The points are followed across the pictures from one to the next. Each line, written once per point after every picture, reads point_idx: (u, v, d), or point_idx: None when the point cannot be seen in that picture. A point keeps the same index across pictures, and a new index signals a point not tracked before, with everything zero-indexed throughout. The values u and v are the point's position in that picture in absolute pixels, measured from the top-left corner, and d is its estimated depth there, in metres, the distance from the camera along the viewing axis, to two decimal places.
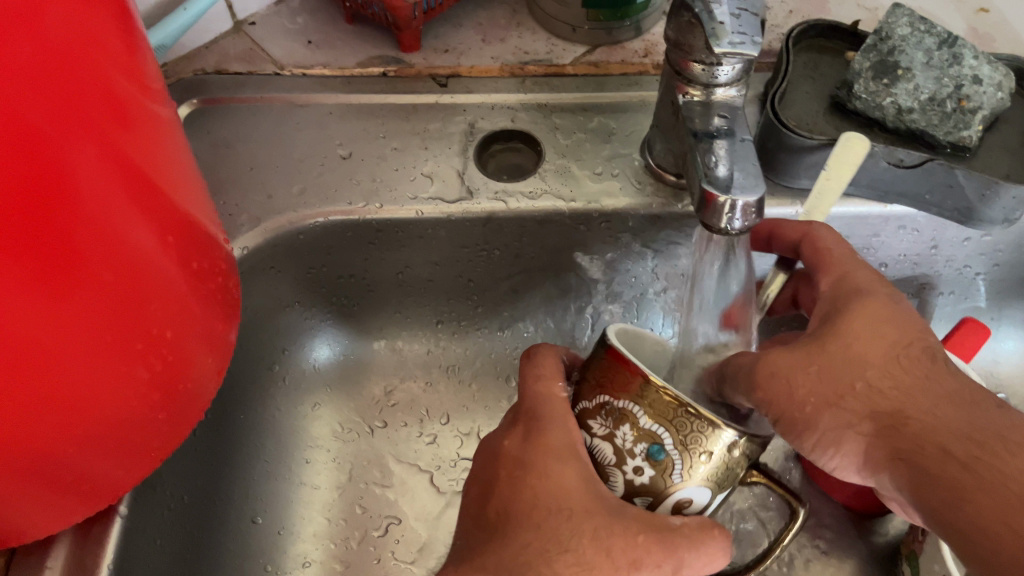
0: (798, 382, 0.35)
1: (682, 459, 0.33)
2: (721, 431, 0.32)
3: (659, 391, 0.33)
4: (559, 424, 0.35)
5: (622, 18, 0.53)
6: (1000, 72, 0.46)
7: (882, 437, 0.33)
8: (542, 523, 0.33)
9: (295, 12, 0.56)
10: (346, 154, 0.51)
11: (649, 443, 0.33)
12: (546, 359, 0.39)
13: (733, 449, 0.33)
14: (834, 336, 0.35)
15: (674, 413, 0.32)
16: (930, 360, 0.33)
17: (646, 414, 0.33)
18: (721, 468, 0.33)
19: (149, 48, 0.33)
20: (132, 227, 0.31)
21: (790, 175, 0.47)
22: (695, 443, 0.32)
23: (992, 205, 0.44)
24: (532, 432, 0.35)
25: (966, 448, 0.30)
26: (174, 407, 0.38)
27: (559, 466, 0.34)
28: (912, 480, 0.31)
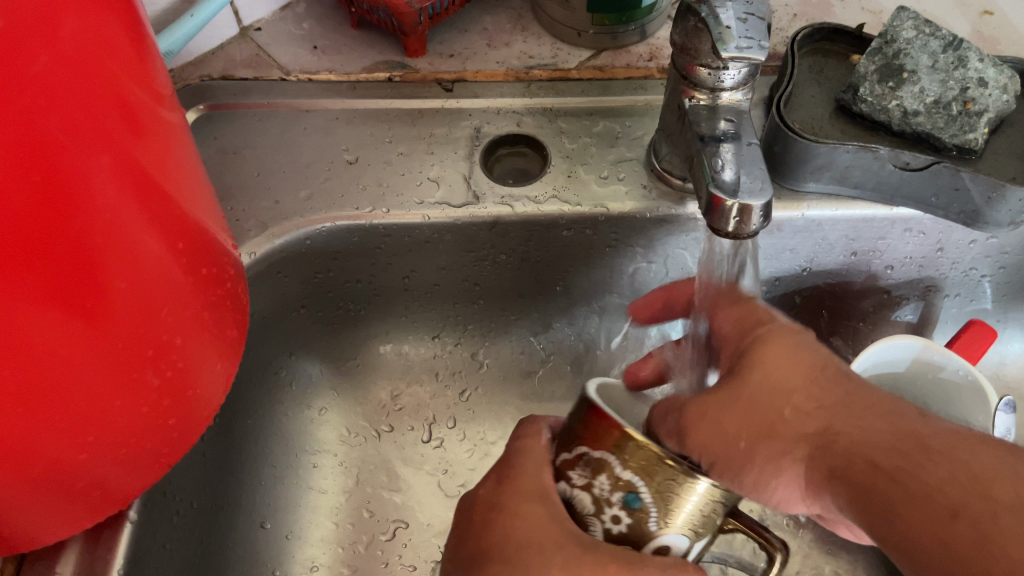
0: (723, 418, 0.34)
1: (658, 506, 0.32)
2: (697, 481, 0.32)
3: (636, 443, 0.32)
4: (534, 471, 0.36)
5: (627, 22, 0.53)
6: (1005, 75, 0.45)
7: (815, 460, 0.32)
8: (512, 556, 0.34)
9: (301, 17, 0.56)
10: (353, 159, 0.51)
11: (626, 493, 0.33)
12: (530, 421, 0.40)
13: (711, 498, 0.32)
14: (754, 369, 0.35)
15: (650, 464, 0.32)
16: (845, 378, 0.34)
17: (622, 465, 0.32)
18: (701, 514, 0.33)
19: (159, 57, 0.33)
20: (143, 234, 0.32)
21: (796, 179, 0.47)
22: (670, 492, 0.32)
23: (999, 208, 0.44)
24: (506, 477, 0.37)
25: (890, 458, 0.29)
26: (184, 414, 0.39)
27: (529, 506, 0.35)
28: (852, 501, 0.30)
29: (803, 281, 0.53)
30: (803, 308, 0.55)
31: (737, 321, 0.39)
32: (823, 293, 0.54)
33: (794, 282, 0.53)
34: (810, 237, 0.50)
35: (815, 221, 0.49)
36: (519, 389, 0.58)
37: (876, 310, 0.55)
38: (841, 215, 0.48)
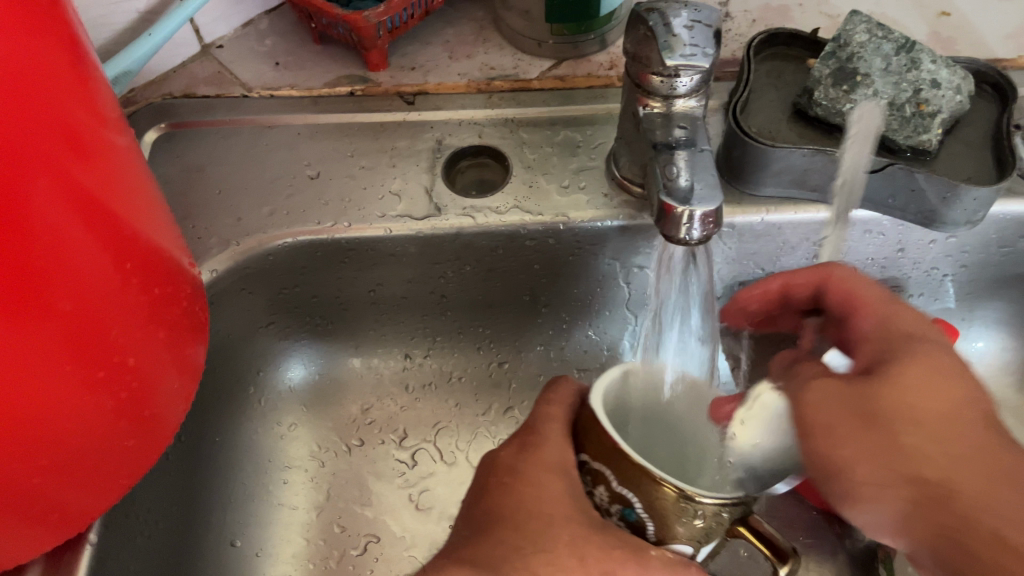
0: (838, 426, 0.34)
1: (653, 521, 0.34)
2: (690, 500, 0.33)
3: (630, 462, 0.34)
4: (558, 446, 0.37)
5: (586, 31, 0.53)
6: (958, 76, 0.46)
7: (923, 505, 0.31)
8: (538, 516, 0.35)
9: (263, 34, 0.56)
10: (315, 174, 0.51)
11: (622, 505, 0.34)
12: (562, 389, 0.40)
13: (708, 515, 0.33)
14: (886, 384, 0.34)
15: (642, 482, 0.33)
16: (982, 428, 0.32)
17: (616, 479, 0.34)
18: (703, 527, 0.34)
19: (102, 79, 0.33)
20: (89, 255, 0.31)
21: (755, 183, 0.47)
22: (661, 509, 0.33)
23: (954, 207, 0.44)
24: (530, 445, 0.37)
25: (1017, 538, 0.28)
26: (141, 434, 0.38)
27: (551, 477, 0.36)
28: (955, 560, 0.30)
29: None
30: None
31: (879, 329, 0.38)
32: None
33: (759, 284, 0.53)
34: (772, 241, 0.50)
35: (776, 225, 0.49)
36: (489, 398, 0.58)
37: None
38: (801, 218, 0.48)
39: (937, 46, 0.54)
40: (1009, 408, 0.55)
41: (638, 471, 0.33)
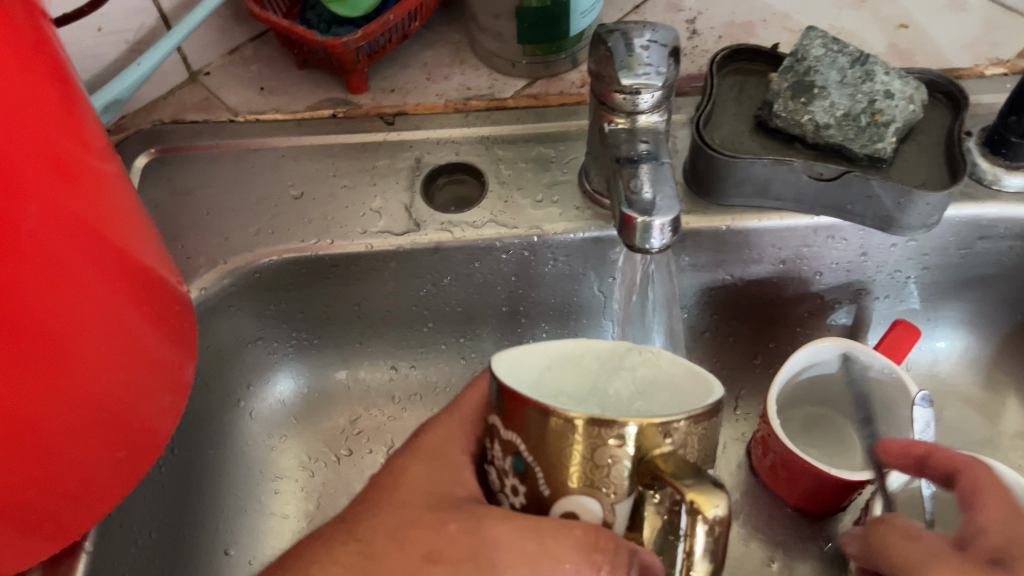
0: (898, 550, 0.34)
1: (544, 470, 0.28)
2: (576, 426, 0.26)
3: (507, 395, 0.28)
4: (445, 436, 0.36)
5: (557, 51, 0.55)
6: (911, 86, 0.48)
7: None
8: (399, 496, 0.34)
9: (249, 60, 0.59)
10: (299, 194, 0.53)
11: (513, 455, 0.29)
12: (471, 393, 0.38)
13: (608, 450, 0.27)
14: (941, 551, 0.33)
15: (525, 420, 0.28)
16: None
17: (502, 423, 0.29)
18: (611, 471, 0.27)
19: (88, 110, 0.35)
20: (78, 276, 0.33)
21: (719, 193, 0.49)
22: (548, 448, 0.27)
23: (909, 212, 0.46)
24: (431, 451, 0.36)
25: None
26: (132, 445, 0.40)
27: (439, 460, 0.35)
28: None
29: (738, 290, 0.55)
30: (740, 316, 0.57)
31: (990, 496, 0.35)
32: (759, 301, 0.56)
33: (730, 290, 0.55)
34: (739, 248, 0.52)
35: (742, 233, 0.51)
36: None
37: (812, 315, 0.57)
38: (766, 226, 0.50)
39: (896, 58, 0.56)
40: (975, 404, 0.56)
41: (516, 402, 0.28)
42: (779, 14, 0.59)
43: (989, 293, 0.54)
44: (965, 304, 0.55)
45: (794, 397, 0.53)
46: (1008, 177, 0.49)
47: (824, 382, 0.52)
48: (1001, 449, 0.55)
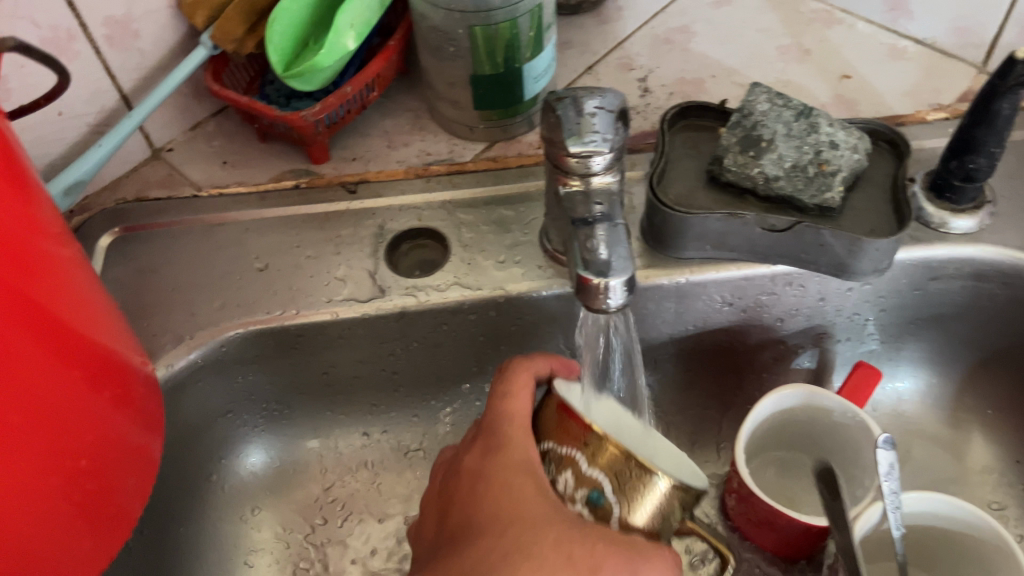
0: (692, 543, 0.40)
1: (623, 507, 0.36)
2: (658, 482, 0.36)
3: (607, 446, 0.36)
4: (524, 448, 0.39)
5: (513, 115, 0.57)
6: (854, 137, 0.50)
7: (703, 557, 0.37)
8: (507, 531, 0.36)
9: (211, 135, 0.60)
10: (263, 267, 0.53)
11: (591, 491, 0.37)
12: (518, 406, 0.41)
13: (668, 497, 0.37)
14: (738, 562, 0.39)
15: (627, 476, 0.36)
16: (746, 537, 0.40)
17: (593, 468, 0.36)
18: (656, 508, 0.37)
19: (44, 201, 0.36)
20: (39, 366, 0.34)
21: (677, 247, 0.50)
22: (632, 490, 0.36)
23: (861, 258, 0.48)
24: (494, 450, 0.39)
25: None
26: (99, 532, 0.40)
27: (517, 479, 0.38)
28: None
29: (703, 339, 0.56)
30: (706, 367, 0.58)
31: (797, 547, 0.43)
32: (725, 348, 0.57)
33: (693, 340, 0.56)
34: (700, 299, 0.53)
35: (700, 284, 0.52)
36: None
37: (777, 361, 0.58)
38: (724, 276, 0.51)
39: (842, 107, 0.58)
40: (942, 442, 0.57)
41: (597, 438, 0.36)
42: (728, 69, 0.61)
43: (946, 332, 0.55)
44: (924, 344, 0.56)
45: (766, 441, 0.53)
46: (956, 220, 0.51)
47: (790, 426, 0.53)
48: (970, 486, 0.55)
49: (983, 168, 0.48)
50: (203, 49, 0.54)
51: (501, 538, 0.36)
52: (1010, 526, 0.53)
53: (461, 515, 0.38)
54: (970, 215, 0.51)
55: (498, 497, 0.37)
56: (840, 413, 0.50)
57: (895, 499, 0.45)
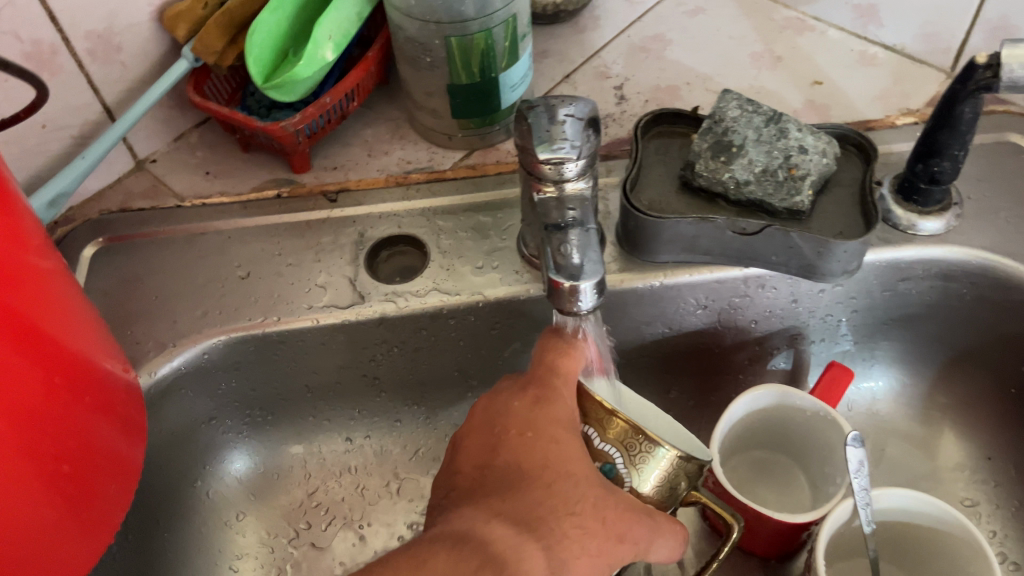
0: None
1: (632, 477, 0.38)
2: (663, 450, 0.38)
3: (618, 421, 0.38)
4: (569, 404, 0.39)
5: (491, 123, 0.58)
6: (823, 141, 0.50)
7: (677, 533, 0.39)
8: (551, 483, 0.36)
9: (194, 146, 0.60)
10: (245, 274, 0.54)
11: (603, 462, 0.39)
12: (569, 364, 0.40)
13: (673, 468, 0.38)
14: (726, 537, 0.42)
15: (633, 441, 0.38)
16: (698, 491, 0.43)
17: (612, 444, 0.38)
18: (666, 475, 0.38)
19: (25, 213, 0.37)
20: (21, 374, 0.34)
21: (652, 251, 0.51)
22: (641, 459, 0.38)
23: (830, 260, 0.49)
24: (542, 399, 0.39)
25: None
26: (83, 536, 0.41)
27: (565, 435, 0.38)
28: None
29: (680, 341, 0.57)
30: (683, 369, 0.59)
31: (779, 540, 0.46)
32: (702, 350, 0.58)
33: (670, 343, 0.57)
34: (675, 302, 0.54)
35: (674, 287, 0.53)
36: (428, 470, 0.60)
37: (753, 362, 0.59)
38: (697, 279, 0.52)
39: (813, 113, 0.59)
40: (915, 441, 0.58)
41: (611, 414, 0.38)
42: (702, 76, 0.62)
43: (918, 332, 0.56)
44: (896, 344, 0.57)
45: (744, 439, 0.54)
46: (923, 222, 0.52)
47: (766, 425, 0.54)
48: (943, 483, 0.56)
49: (947, 171, 0.49)
50: (184, 61, 0.55)
51: (545, 488, 0.36)
52: (982, 522, 0.54)
53: (500, 456, 0.38)
54: (936, 217, 0.52)
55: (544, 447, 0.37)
56: (809, 412, 0.51)
57: (864, 495, 0.47)
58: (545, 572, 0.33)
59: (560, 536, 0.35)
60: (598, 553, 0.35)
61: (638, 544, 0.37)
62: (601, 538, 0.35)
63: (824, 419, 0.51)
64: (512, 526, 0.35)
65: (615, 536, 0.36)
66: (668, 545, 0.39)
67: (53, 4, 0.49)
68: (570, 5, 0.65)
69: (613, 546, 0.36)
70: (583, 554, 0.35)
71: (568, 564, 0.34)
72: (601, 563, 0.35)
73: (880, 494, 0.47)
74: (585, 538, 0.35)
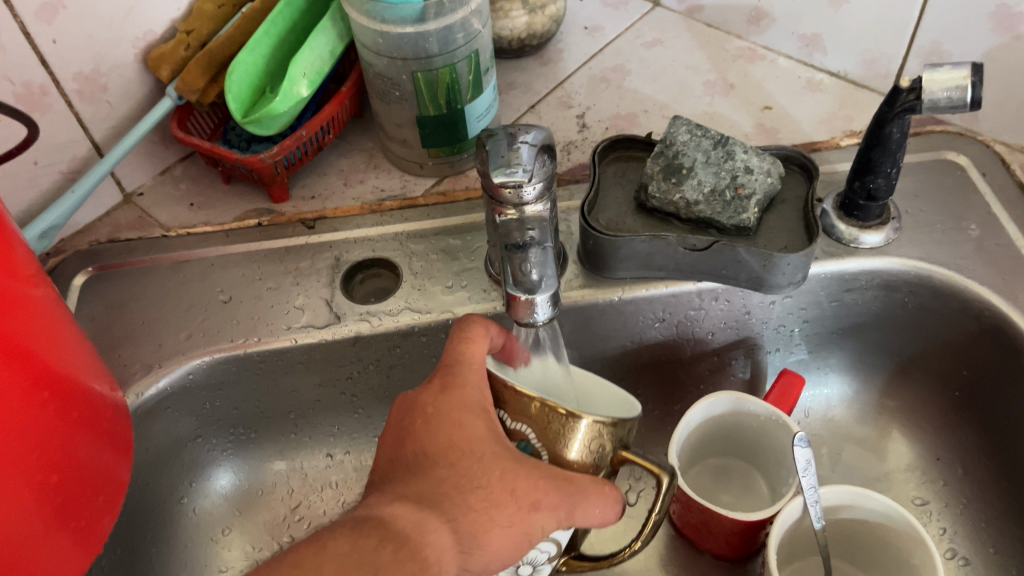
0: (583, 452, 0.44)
1: (548, 448, 0.39)
2: (573, 418, 0.37)
3: (533, 400, 0.38)
4: (479, 387, 0.39)
5: (459, 152, 0.61)
6: (767, 162, 0.54)
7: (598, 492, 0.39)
8: (457, 462, 0.38)
9: (179, 180, 0.64)
10: (227, 298, 0.57)
11: (520, 441, 0.39)
12: (474, 348, 0.41)
13: (592, 435, 0.38)
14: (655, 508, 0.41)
15: (546, 417, 0.38)
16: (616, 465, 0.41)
17: (529, 425, 0.39)
18: (588, 442, 0.38)
19: (17, 244, 0.40)
20: (11, 391, 0.37)
21: (610, 267, 0.54)
22: (557, 432, 0.38)
23: (775, 272, 0.52)
24: (450, 385, 0.40)
25: None
26: (69, 545, 0.43)
27: (471, 417, 0.38)
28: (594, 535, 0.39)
29: (642, 353, 0.60)
30: (645, 380, 0.62)
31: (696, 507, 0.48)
32: (664, 361, 0.61)
33: (631, 355, 0.60)
34: (634, 316, 0.57)
35: (633, 302, 0.56)
36: None
37: (713, 372, 0.62)
38: (654, 294, 0.56)
39: (763, 136, 0.63)
40: (867, 444, 0.61)
41: (521, 395, 0.38)
42: (659, 104, 0.66)
43: (866, 340, 0.59)
44: (846, 351, 0.60)
45: (702, 441, 0.57)
46: (864, 235, 0.55)
47: (723, 428, 0.56)
48: (895, 484, 0.59)
49: (882, 187, 0.53)
50: (168, 99, 0.59)
51: (452, 470, 0.38)
52: (933, 519, 0.56)
53: (407, 445, 0.40)
54: (877, 230, 0.55)
55: (448, 427, 0.38)
56: (758, 414, 0.54)
57: (813, 493, 0.49)
58: (451, 547, 0.36)
59: (466, 511, 0.37)
60: (511, 524, 0.37)
61: (559, 510, 0.37)
62: (512, 509, 0.37)
63: (773, 420, 0.53)
64: (416, 504, 0.37)
65: (528, 504, 0.37)
66: (599, 510, 0.38)
67: (43, 48, 0.52)
68: (534, 40, 0.69)
69: (526, 514, 0.37)
70: (494, 526, 0.37)
71: (478, 536, 0.36)
72: (516, 534, 0.37)
73: (827, 493, 0.50)
74: (495, 510, 0.37)
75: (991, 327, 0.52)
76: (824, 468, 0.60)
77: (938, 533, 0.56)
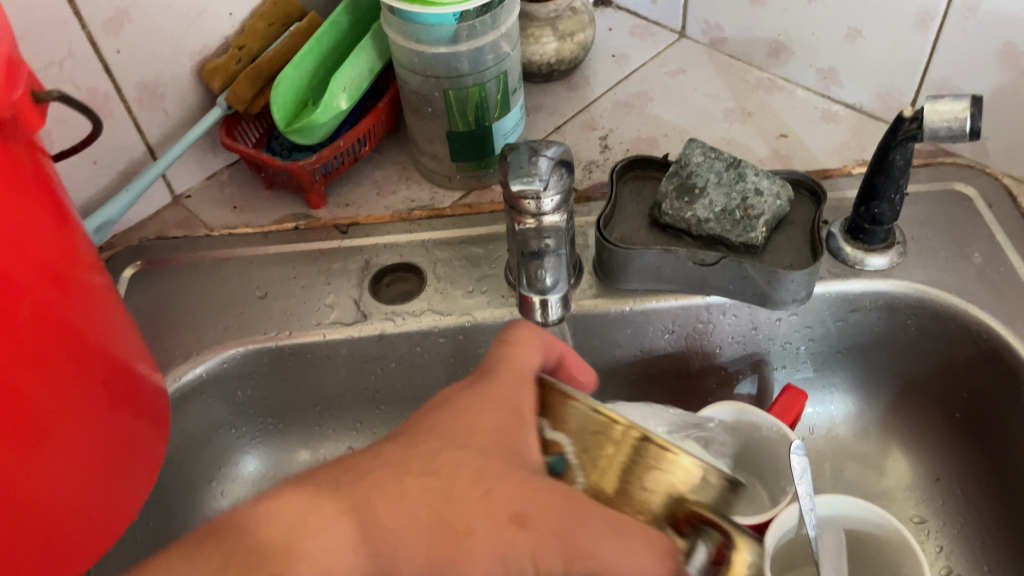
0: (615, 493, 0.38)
1: (586, 471, 0.32)
2: (635, 436, 0.30)
3: (588, 409, 0.32)
4: (515, 389, 0.36)
5: (486, 167, 0.65)
6: (777, 185, 0.57)
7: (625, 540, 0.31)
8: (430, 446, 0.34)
9: (224, 184, 0.68)
10: (263, 295, 0.61)
11: (555, 455, 0.32)
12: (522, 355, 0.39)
13: (656, 465, 0.30)
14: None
15: (599, 431, 0.31)
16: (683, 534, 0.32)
17: (573, 439, 0.32)
18: (648, 475, 0.30)
19: (80, 236, 0.45)
20: (65, 361, 0.41)
21: (622, 278, 0.57)
22: (608, 450, 0.31)
23: (780, 288, 0.54)
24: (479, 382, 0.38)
25: None
26: (107, 510, 0.47)
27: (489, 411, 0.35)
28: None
29: (652, 363, 0.62)
30: (656, 391, 0.64)
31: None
32: (672, 372, 0.63)
33: (642, 364, 0.62)
34: (644, 326, 0.60)
35: (644, 313, 0.59)
36: None
37: (721, 386, 0.64)
38: (664, 305, 0.58)
39: (777, 162, 0.65)
40: (868, 462, 0.62)
41: (575, 403, 0.32)
42: (678, 129, 0.69)
43: (870, 360, 0.61)
44: (851, 371, 0.62)
45: None
46: (869, 258, 0.58)
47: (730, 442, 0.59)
48: (894, 502, 0.60)
49: (886, 212, 0.55)
50: (218, 109, 0.63)
51: (430, 461, 0.33)
52: (930, 537, 0.58)
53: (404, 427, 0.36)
54: (882, 253, 0.58)
55: (457, 421, 0.35)
56: (766, 426, 0.56)
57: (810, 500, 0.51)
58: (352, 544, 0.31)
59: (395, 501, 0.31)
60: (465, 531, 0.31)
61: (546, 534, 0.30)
62: (475, 512, 0.31)
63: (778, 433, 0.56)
64: None
65: (509, 518, 0.31)
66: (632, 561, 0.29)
67: (108, 58, 0.57)
68: (563, 66, 0.72)
69: (501, 526, 0.31)
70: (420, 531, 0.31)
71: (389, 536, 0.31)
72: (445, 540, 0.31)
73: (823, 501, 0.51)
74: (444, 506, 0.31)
75: (989, 351, 0.54)
76: (826, 483, 0.62)
77: (934, 551, 0.57)
